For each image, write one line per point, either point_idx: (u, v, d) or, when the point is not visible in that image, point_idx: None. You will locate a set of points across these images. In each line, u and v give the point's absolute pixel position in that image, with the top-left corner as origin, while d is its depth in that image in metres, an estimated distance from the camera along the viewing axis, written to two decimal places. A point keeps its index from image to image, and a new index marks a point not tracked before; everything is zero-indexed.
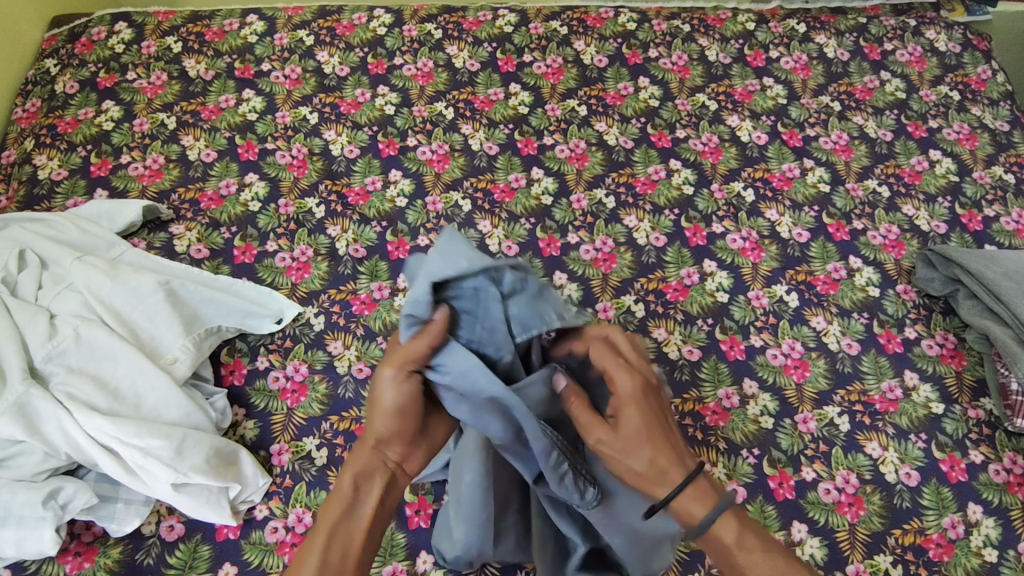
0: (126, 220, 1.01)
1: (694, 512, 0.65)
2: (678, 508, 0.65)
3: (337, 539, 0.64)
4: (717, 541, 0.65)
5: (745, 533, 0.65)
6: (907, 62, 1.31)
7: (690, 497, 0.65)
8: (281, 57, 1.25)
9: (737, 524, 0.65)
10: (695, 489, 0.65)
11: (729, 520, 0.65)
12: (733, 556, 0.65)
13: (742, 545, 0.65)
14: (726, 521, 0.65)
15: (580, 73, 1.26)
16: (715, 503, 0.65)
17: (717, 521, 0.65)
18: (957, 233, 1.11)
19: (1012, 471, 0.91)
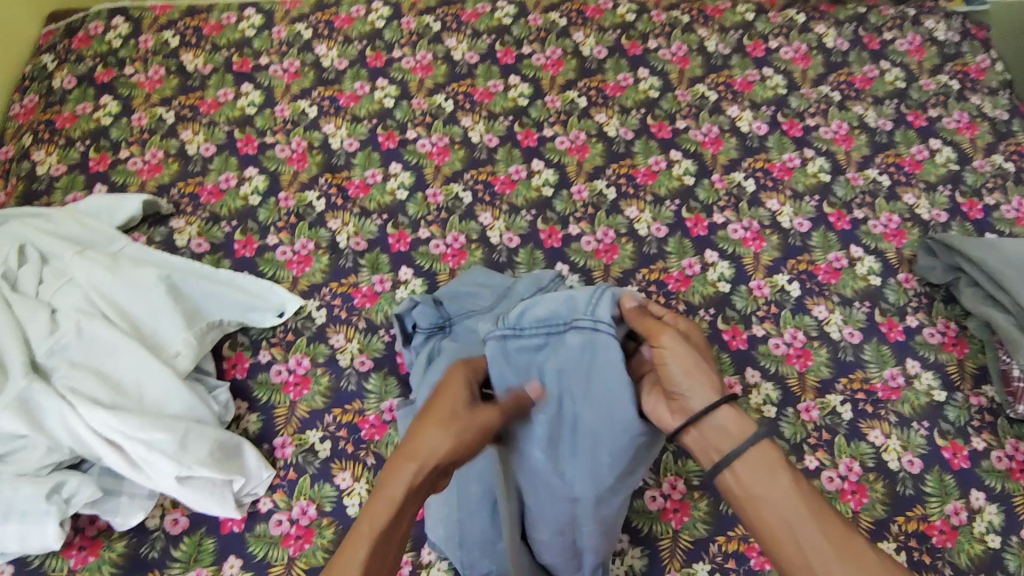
0: (126, 215, 1.01)
1: (742, 430, 0.65)
2: (721, 426, 0.66)
3: (382, 544, 0.59)
4: (759, 465, 0.64)
5: (790, 466, 0.64)
6: (906, 51, 1.31)
7: (732, 416, 0.66)
8: (279, 50, 1.24)
9: (784, 454, 0.65)
10: (739, 411, 0.67)
11: (773, 449, 0.65)
12: (778, 480, 0.63)
13: (787, 472, 0.63)
14: (772, 449, 0.65)
15: (579, 65, 1.25)
16: (760, 429, 0.66)
17: (762, 444, 0.65)
18: (958, 222, 1.11)
19: (1014, 458, 0.91)
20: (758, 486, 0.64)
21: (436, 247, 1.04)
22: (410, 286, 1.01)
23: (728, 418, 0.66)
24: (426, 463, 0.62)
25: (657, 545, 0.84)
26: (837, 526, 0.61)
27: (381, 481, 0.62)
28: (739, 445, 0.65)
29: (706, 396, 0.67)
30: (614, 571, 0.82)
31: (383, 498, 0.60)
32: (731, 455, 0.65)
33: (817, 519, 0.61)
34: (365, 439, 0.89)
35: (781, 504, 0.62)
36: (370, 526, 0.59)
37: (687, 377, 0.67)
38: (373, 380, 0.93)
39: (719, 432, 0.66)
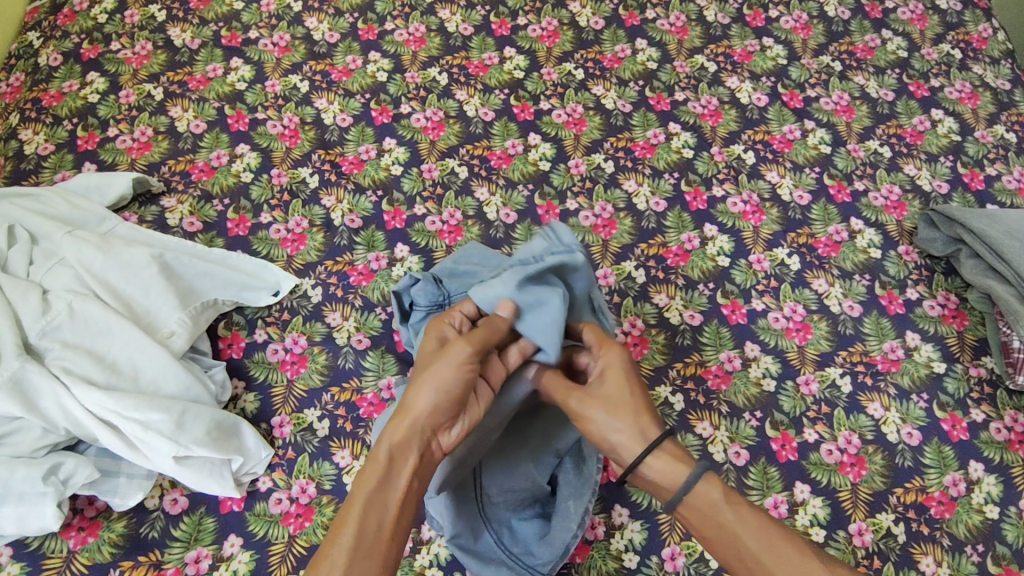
0: (116, 194, 0.99)
1: (676, 472, 0.63)
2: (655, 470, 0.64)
3: (376, 508, 0.59)
4: (700, 505, 0.61)
5: (732, 497, 0.61)
6: (909, 20, 1.28)
7: (662, 457, 0.64)
8: (268, 24, 1.21)
9: (723, 486, 0.62)
10: (667, 452, 0.64)
11: (711, 484, 0.62)
12: (720, 518, 0.60)
13: (730, 507, 0.60)
14: (711, 484, 0.62)
15: (576, 36, 1.23)
16: (693, 466, 0.63)
17: (700, 481, 0.62)
18: (959, 193, 1.10)
19: (1013, 429, 0.92)
20: (703, 524, 0.61)
21: (432, 224, 1.03)
22: (406, 263, 1.00)
23: (660, 460, 0.64)
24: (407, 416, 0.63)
25: (657, 519, 0.84)
26: (790, 551, 0.58)
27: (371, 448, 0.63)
28: (676, 488, 0.62)
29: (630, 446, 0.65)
30: (614, 544, 0.83)
31: (371, 461, 0.61)
32: (672, 499, 0.63)
33: (770, 553, 0.58)
34: (364, 418, 0.89)
35: (730, 542, 0.60)
36: (364, 488, 0.60)
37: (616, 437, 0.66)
38: (371, 358, 0.93)
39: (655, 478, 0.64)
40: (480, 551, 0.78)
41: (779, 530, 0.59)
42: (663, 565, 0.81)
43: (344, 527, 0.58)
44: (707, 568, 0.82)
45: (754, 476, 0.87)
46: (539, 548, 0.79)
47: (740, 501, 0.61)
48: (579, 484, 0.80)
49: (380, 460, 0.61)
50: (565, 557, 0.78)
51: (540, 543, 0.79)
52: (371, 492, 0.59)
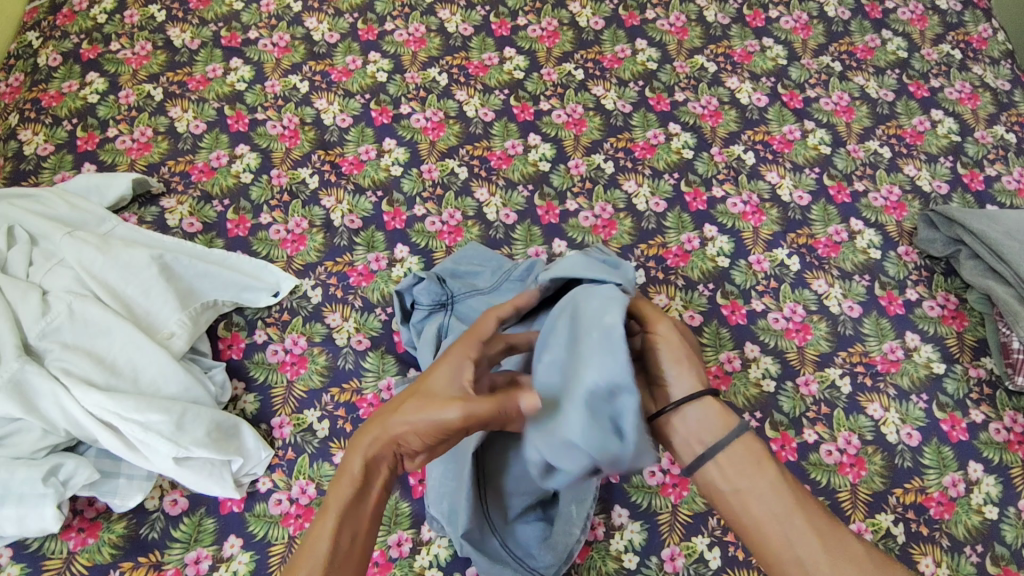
0: (116, 195, 0.99)
1: (729, 426, 0.65)
2: (706, 429, 0.65)
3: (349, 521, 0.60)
4: (743, 458, 0.63)
5: (773, 458, 0.64)
6: (909, 20, 1.28)
7: (714, 416, 0.65)
8: (268, 24, 1.21)
9: (764, 446, 0.64)
10: (721, 412, 0.65)
11: (754, 442, 0.64)
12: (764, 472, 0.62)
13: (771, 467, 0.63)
14: (755, 442, 0.64)
15: (576, 36, 1.23)
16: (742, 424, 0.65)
17: (745, 438, 0.64)
18: (959, 193, 1.10)
19: (1012, 430, 0.92)
20: (742, 479, 0.62)
21: (432, 225, 1.03)
22: (406, 264, 1.00)
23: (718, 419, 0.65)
24: (384, 437, 0.61)
25: (657, 519, 0.84)
26: (822, 517, 0.61)
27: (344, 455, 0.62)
28: (728, 433, 0.64)
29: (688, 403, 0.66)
30: (614, 545, 0.83)
31: (346, 473, 0.61)
32: (714, 452, 0.64)
33: (807, 514, 0.61)
34: (363, 418, 0.89)
35: (767, 498, 0.61)
36: (338, 502, 0.60)
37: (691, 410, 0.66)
38: (370, 359, 0.93)
39: (699, 432, 0.65)
40: (486, 551, 0.78)
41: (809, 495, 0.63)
42: (663, 566, 0.82)
43: (316, 540, 0.58)
44: (706, 568, 0.82)
45: None
46: (541, 552, 0.79)
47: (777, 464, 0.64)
48: (583, 489, 0.80)
49: (354, 472, 0.60)
50: (569, 561, 0.80)
51: (541, 546, 0.79)
52: (346, 503, 0.60)
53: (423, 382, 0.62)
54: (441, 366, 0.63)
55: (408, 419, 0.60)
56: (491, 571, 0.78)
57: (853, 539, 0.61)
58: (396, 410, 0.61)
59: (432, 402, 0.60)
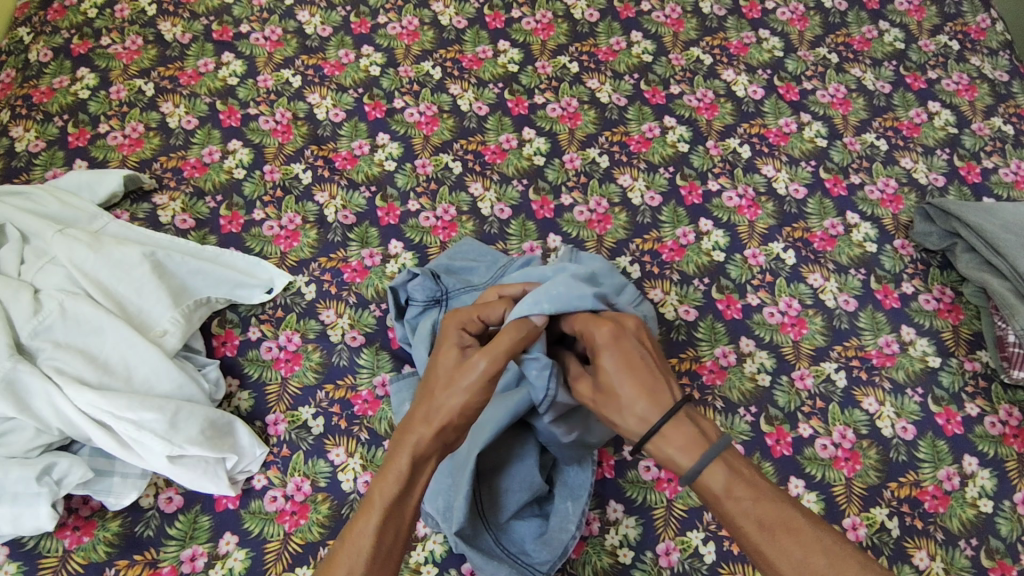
0: (107, 191, 0.99)
1: (681, 463, 0.62)
2: (662, 458, 0.64)
3: (394, 513, 0.61)
4: (707, 494, 0.61)
5: (733, 483, 0.60)
6: (906, 10, 1.27)
7: (669, 443, 0.63)
8: (259, 18, 1.20)
9: (725, 474, 0.60)
10: (671, 436, 0.63)
11: (717, 470, 0.61)
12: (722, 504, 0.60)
13: (732, 500, 0.59)
14: (714, 477, 0.61)
15: (570, 29, 1.22)
16: (700, 453, 0.61)
17: (706, 467, 0.61)
18: (955, 186, 1.09)
19: (1007, 423, 0.92)
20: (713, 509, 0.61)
21: (426, 220, 1.02)
22: (400, 260, 0.99)
23: (663, 446, 0.63)
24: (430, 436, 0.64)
25: (652, 514, 0.84)
26: (792, 547, 0.57)
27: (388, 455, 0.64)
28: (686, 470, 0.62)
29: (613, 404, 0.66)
30: (609, 540, 0.83)
31: (392, 468, 0.63)
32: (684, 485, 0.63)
33: (772, 545, 0.57)
34: (358, 415, 0.89)
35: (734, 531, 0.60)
36: (381, 497, 0.61)
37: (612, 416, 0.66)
38: (365, 355, 0.93)
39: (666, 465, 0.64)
40: (480, 548, 0.78)
41: (783, 504, 0.59)
42: (658, 561, 0.82)
43: (361, 533, 0.60)
44: (701, 562, 0.82)
45: None
46: (536, 548, 0.79)
47: (742, 488, 0.60)
48: (575, 486, 0.82)
49: (401, 470, 0.62)
50: (564, 557, 0.78)
51: (537, 543, 0.79)
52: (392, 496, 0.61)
53: (442, 370, 0.68)
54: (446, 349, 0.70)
55: (441, 410, 0.65)
56: (484, 569, 0.77)
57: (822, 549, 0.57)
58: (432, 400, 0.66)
59: (459, 392, 0.66)
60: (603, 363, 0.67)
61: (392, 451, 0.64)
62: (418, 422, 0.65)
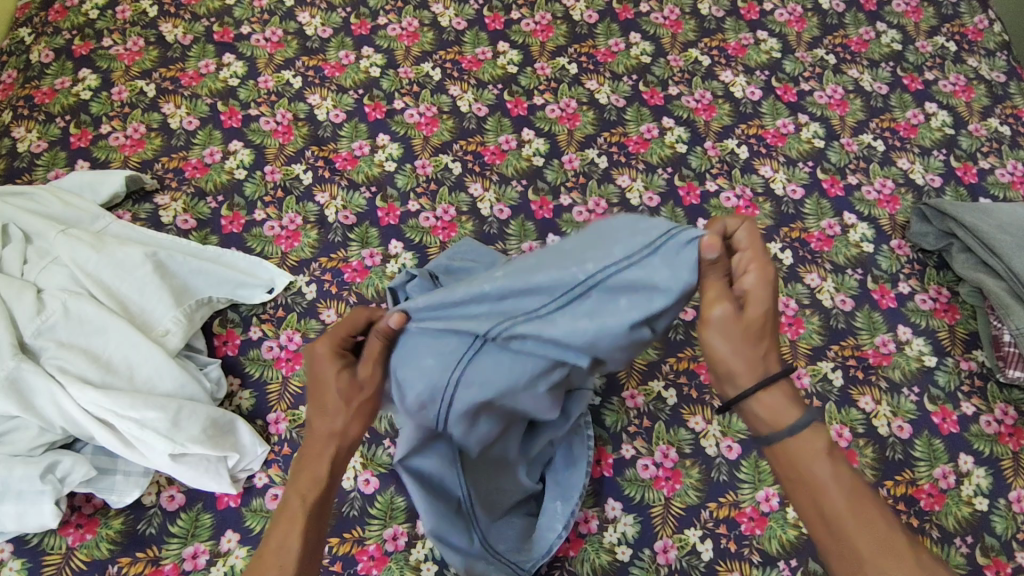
0: (109, 191, 0.99)
1: (786, 413, 0.56)
2: (764, 407, 0.57)
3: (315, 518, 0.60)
4: (799, 454, 0.56)
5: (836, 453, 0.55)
6: (903, 12, 1.28)
7: (779, 393, 0.57)
8: (260, 19, 1.21)
9: (828, 437, 0.56)
10: (785, 386, 0.57)
11: (821, 434, 0.56)
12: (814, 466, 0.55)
13: (830, 463, 0.55)
14: (817, 435, 0.56)
15: (569, 30, 1.23)
16: (807, 410, 0.57)
17: (807, 430, 0.56)
18: (952, 186, 1.10)
19: (1003, 422, 0.92)
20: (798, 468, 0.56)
21: (426, 220, 1.03)
22: (400, 260, 1.00)
23: (769, 398, 0.56)
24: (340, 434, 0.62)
25: (650, 512, 0.85)
26: (879, 525, 0.53)
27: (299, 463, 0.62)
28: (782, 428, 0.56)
29: (753, 339, 0.57)
30: (607, 538, 0.83)
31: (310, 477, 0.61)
32: (770, 440, 0.57)
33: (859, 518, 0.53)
34: None
35: (815, 494, 0.55)
36: (302, 499, 0.60)
37: (737, 346, 0.57)
38: None
39: (760, 413, 0.57)
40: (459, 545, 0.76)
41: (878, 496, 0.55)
42: (656, 559, 0.82)
43: (283, 539, 0.58)
44: (699, 560, 0.83)
45: (745, 470, 0.88)
46: (523, 545, 0.80)
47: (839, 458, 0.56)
48: (565, 486, 0.82)
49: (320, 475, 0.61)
50: (550, 554, 0.80)
51: (523, 540, 0.80)
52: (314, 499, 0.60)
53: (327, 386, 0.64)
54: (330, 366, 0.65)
55: (343, 409, 0.63)
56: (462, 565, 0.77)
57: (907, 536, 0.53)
58: (325, 399, 0.63)
59: (357, 388, 0.64)
60: (769, 296, 0.57)
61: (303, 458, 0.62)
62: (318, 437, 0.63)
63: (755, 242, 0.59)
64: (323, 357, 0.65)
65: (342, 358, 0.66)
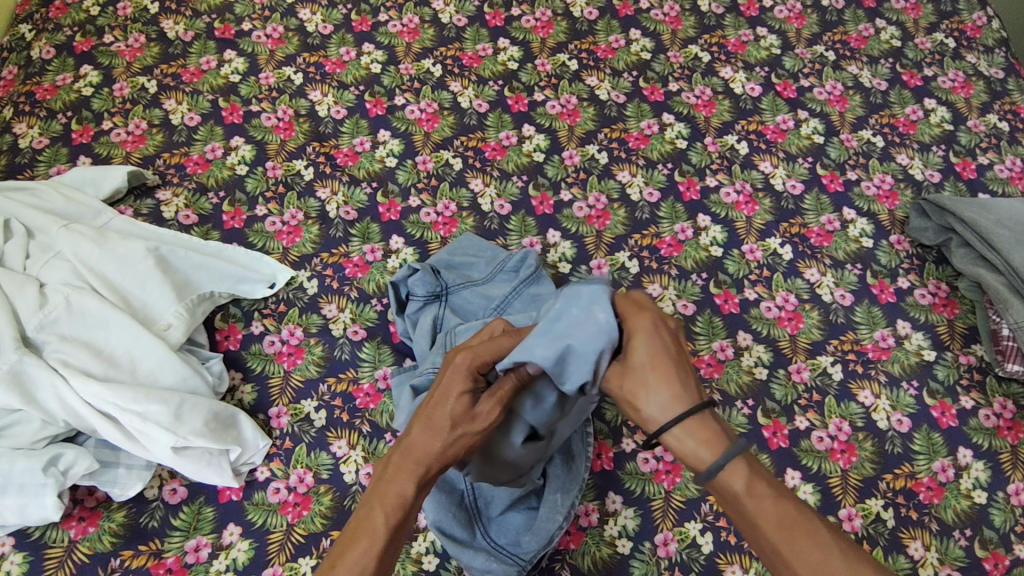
0: (111, 187, 1.00)
1: (700, 459, 0.60)
2: (678, 451, 0.61)
3: (396, 532, 0.59)
4: (723, 493, 0.60)
5: (754, 484, 0.59)
6: (902, 8, 1.29)
7: (690, 437, 0.60)
8: (261, 15, 1.21)
9: (746, 473, 0.59)
10: (695, 427, 0.60)
11: (737, 468, 0.59)
12: (739, 505, 0.59)
13: (754, 496, 0.58)
14: (734, 472, 0.59)
15: (570, 26, 1.23)
16: (722, 449, 0.59)
17: (723, 469, 0.59)
18: (951, 182, 1.11)
19: (1001, 416, 0.93)
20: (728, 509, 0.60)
21: (426, 216, 1.03)
22: (401, 255, 1.00)
23: (678, 437, 0.61)
24: (433, 466, 0.61)
25: (650, 505, 0.85)
26: (808, 542, 0.56)
27: (386, 474, 0.61)
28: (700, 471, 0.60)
29: (643, 394, 0.62)
30: (608, 531, 0.84)
31: (399, 492, 0.60)
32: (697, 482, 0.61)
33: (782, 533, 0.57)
34: (360, 408, 0.90)
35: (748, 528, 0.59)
36: (385, 518, 0.59)
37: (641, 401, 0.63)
38: (366, 349, 0.94)
39: (680, 459, 0.62)
40: (457, 538, 0.78)
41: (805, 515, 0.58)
42: (656, 551, 0.83)
43: (360, 559, 0.57)
44: (699, 553, 0.83)
45: None
46: (526, 538, 0.79)
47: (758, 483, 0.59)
48: (566, 479, 0.82)
49: (407, 495, 0.60)
50: (551, 545, 0.79)
51: (526, 534, 0.79)
52: (400, 516, 0.59)
53: (450, 410, 0.63)
54: (457, 395, 0.63)
55: (444, 438, 0.62)
56: (461, 556, 0.78)
57: (836, 546, 0.57)
58: (438, 420, 0.62)
59: (468, 423, 0.63)
60: (649, 339, 0.63)
61: (389, 477, 0.60)
62: (414, 449, 0.62)
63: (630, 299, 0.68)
64: (457, 373, 0.65)
65: (473, 382, 0.65)
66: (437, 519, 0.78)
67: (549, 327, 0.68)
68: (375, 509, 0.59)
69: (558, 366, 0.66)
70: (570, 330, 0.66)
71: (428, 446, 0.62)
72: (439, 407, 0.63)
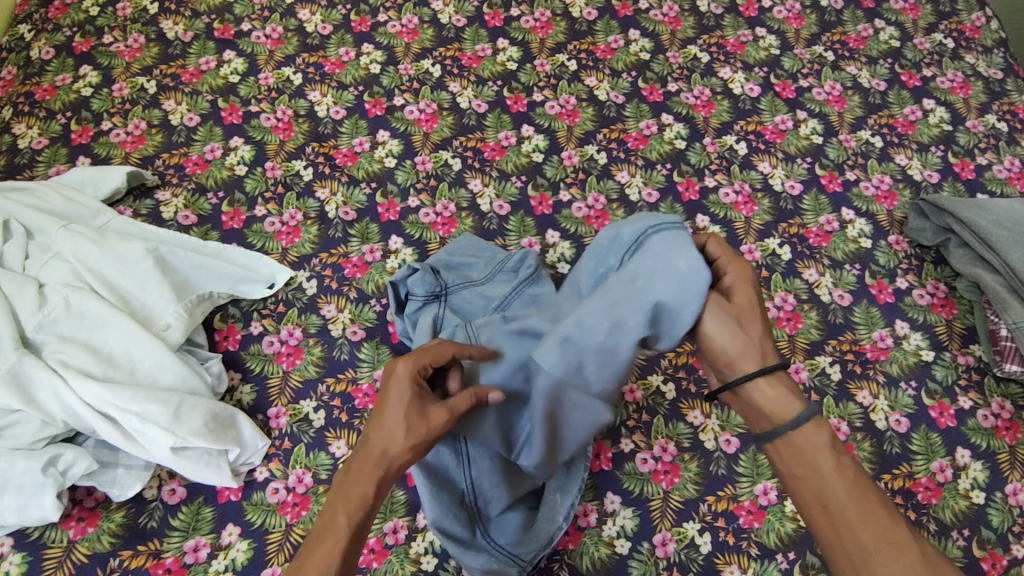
0: (110, 187, 1.00)
1: (788, 409, 0.61)
2: (766, 399, 0.62)
3: (358, 532, 0.58)
4: (802, 449, 0.59)
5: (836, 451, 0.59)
6: (901, 9, 1.29)
7: (780, 388, 0.62)
8: (261, 15, 1.21)
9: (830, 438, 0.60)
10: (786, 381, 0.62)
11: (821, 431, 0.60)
12: (817, 463, 0.59)
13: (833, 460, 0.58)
14: (818, 432, 0.60)
15: (569, 27, 1.23)
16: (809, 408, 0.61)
17: (808, 426, 0.60)
18: (949, 182, 1.11)
19: (1000, 416, 0.93)
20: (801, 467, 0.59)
21: (425, 216, 1.03)
22: (400, 255, 1.00)
23: (768, 387, 0.62)
24: (392, 467, 0.61)
25: (649, 505, 0.85)
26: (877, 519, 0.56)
27: (348, 478, 0.61)
28: (783, 423, 0.60)
29: (743, 332, 0.64)
30: (606, 531, 0.84)
31: (359, 495, 0.59)
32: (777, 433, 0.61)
33: (862, 517, 0.56)
34: (359, 408, 0.90)
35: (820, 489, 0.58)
36: (349, 518, 0.58)
37: (732, 338, 0.64)
38: (365, 350, 0.94)
39: (764, 407, 0.62)
40: (456, 537, 0.78)
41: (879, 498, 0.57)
42: (655, 551, 0.83)
43: (327, 557, 0.56)
44: (697, 553, 0.83)
45: (744, 464, 0.88)
46: (525, 538, 0.79)
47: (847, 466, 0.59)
48: (565, 479, 0.83)
49: (368, 496, 0.60)
50: (550, 545, 0.79)
51: (525, 534, 0.79)
52: (362, 516, 0.59)
53: (400, 418, 0.62)
54: (400, 400, 0.63)
55: (401, 444, 0.61)
56: (461, 556, 0.77)
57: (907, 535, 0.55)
58: (391, 421, 0.62)
59: (422, 425, 0.63)
60: (751, 290, 0.67)
61: (351, 479, 0.60)
62: (373, 454, 0.61)
63: (726, 247, 0.69)
64: (401, 385, 0.64)
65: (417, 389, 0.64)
66: (438, 518, 0.77)
67: (626, 287, 0.69)
68: (338, 511, 0.59)
69: (615, 333, 0.69)
70: (641, 299, 0.68)
71: (388, 450, 0.61)
72: (388, 416, 0.63)
